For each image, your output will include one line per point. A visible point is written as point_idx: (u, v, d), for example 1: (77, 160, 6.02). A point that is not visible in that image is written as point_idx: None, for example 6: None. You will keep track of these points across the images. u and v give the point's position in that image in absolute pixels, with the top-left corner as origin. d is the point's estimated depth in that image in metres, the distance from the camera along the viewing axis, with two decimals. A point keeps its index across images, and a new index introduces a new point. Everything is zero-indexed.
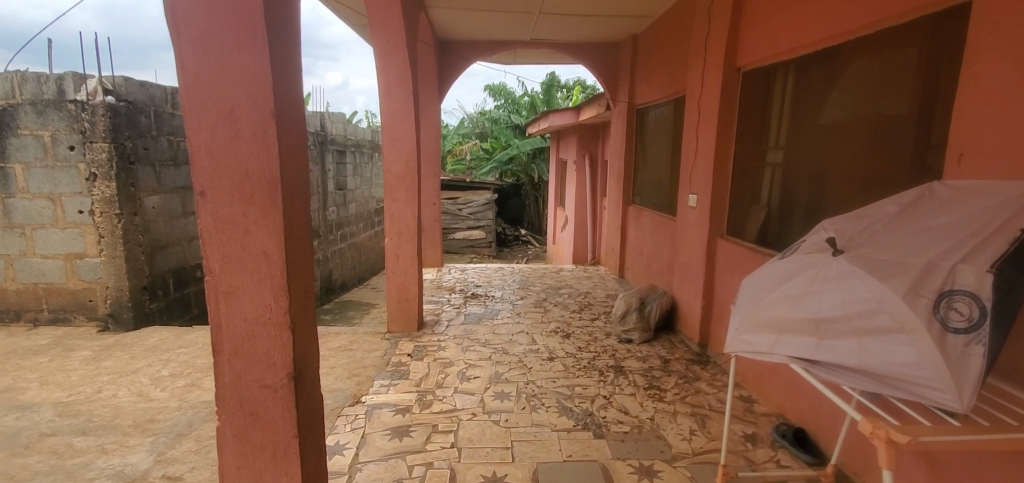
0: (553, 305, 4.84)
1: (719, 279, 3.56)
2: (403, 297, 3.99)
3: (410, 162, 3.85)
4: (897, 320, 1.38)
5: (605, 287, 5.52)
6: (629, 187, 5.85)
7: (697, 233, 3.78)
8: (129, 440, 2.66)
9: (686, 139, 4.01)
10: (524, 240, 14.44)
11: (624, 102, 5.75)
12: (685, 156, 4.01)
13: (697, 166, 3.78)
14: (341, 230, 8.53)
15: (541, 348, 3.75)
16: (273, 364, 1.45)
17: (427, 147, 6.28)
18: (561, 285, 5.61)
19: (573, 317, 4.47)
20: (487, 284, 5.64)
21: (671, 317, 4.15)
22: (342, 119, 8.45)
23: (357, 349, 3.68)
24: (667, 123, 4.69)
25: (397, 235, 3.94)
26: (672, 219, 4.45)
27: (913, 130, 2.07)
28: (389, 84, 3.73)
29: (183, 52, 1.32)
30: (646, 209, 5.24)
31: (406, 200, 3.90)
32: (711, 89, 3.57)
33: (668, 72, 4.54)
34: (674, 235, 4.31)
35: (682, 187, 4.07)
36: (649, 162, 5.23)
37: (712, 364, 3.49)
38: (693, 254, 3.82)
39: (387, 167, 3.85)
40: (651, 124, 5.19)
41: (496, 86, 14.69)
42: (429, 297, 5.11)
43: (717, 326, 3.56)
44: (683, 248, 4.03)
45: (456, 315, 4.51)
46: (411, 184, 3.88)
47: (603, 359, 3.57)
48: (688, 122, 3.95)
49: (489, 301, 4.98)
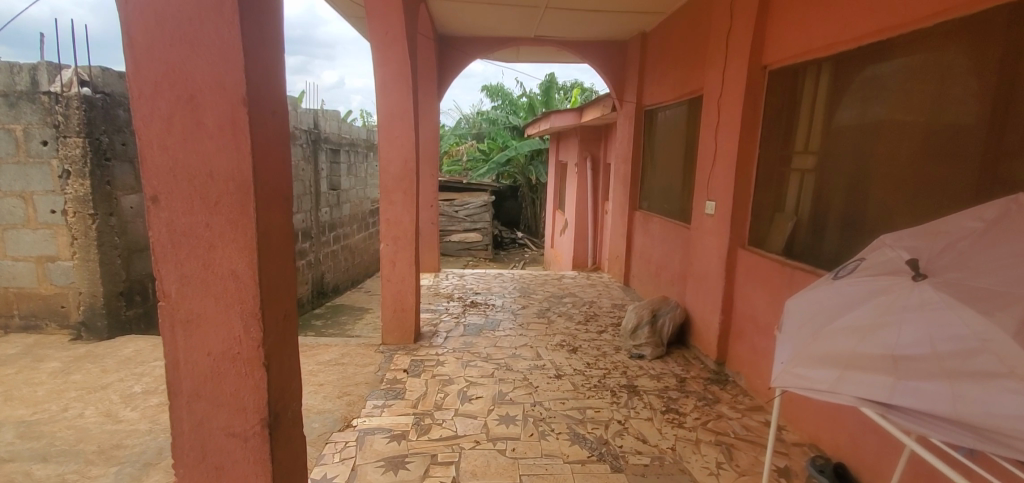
0: (556, 316, 4.58)
1: (740, 292, 3.32)
2: (399, 306, 3.72)
3: (409, 163, 3.58)
4: (1005, 364, 1.16)
5: (610, 296, 5.28)
6: (636, 192, 5.60)
7: (714, 243, 3.54)
8: (92, 470, 2.38)
9: (702, 142, 3.77)
10: (521, 242, 14.20)
11: (632, 102, 5.50)
12: (702, 160, 3.77)
13: (715, 171, 3.54)
14: (334, 231, 8.24)
15: (548, 364, 3.49)
16: (243, 408, 1.18)
17: (425, 147, 6.02)
18: (565, 293, 5.36)
19: (580, 330, 4.21)
20: (487, 291, 5.37)
21: (684, 330, 3.91)
22: (337, 116, 8.17)
23: (349, 364, 3.40)
24: (680, 125, 4.46)
25: (394, 241, 3.67)
26: (685, 226, 4.21)
27: (996, 131, 1.88)
28: (386, 79, 3.46)
29: (132, 23, 1.06)
30: (655, 215, 5.00)
31: (404, 203, 3.63)
32: (733, 88, 3.33)
33: (682, 70, 4.31)
34: (688, 243, 4.07)
35: (697, 194, 3.83)
36: (659, 166, 4.98)
37: (731, 384, 3.26)
38: (710, 265, 3.58)
39: (383, 167, 3.58)
40: (662, 126, 4.95)
41: (494, 86, 14.45)
42: (426, 304, 4.83)
43: (737, 343, 3.32)
44: (698, 258, 3.79)
45: (455, 326, 4.23)
46: (409, 187, 3.62)
47: (614, 377, 3.32)
48: (706, 124, 3.71)
49: (489, 310, 4.71)
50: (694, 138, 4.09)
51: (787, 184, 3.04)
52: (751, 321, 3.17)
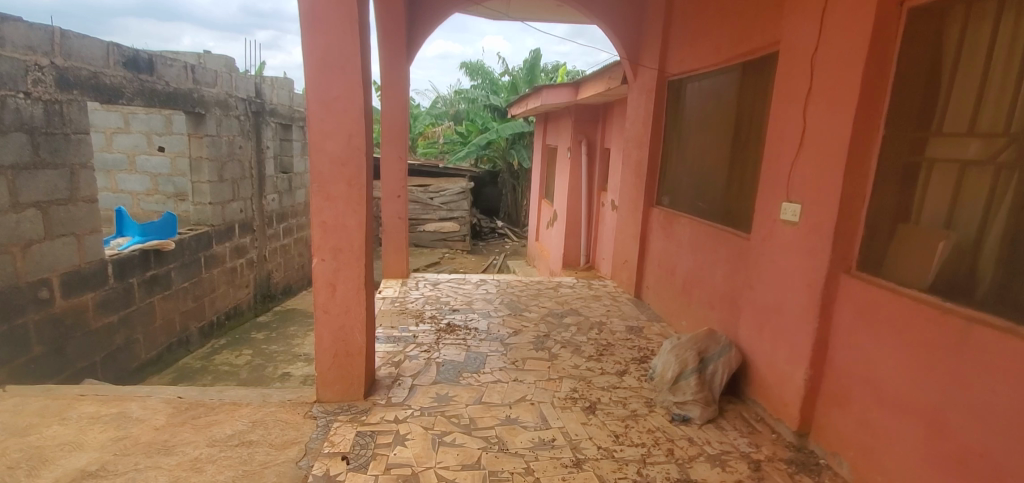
0: (559, 348, 3.47)
1: (842, 339, 2.28)
2: (342, 350, 2.56)
3: (355, 138, 2.36)
4: None
5: (621, 315, 4.19)
6: (654, 183, 4.48)
7: (796, 264, 2.47)
8: None
9: (776, 119, 2.68)
10: (500, 233, 13.07)
11: (652, 71, 4.37)
12: (774, 145, 2.68)
13: (801, 160, 2.46)
14: (283, 222, 6.94)
15: (558, 439, 2.38)
16: None
17: (390, 121, 4.78)
18: (565, 311, 4.25)
19: (594, 372, 3.12)
20: (467, 308, 4.22)
21: (740, 377, 2.86)
22: (288, 84, 6.81)
23: (259, 445, 2.23)
24: (728, 97, 3.36)
25: (334, 254, 2.47)
26: (737, 233, 3.13)
27: None
28: (318, 5, 2.24)
29: None
30: (683, 214, 3.92)
31: (349, 199, 2.42)
32: (843, 38, 2.23)
33: (734, 24, 3.21)
34: (744, 257, 2.99)
35: (764, 193, 2.76)
36: (691, 152, 3.88)
37: (829, 476, 2.24)
38: (788, 294, 2.52)
39: (315, 144, 2.35)
40: (695, 101, 3.84)
41: (473, 64, 13.25)
42: (386, 330, 3.67)
43: (836, 412, 2.30)
44: (764, 280, 2.71)
45: (424, 366, 3.09)
46: (353, 174, 2.39)
47: (659, 463, 2.24)
48: (783, 94, 2.63)
49: (470, 338, 3.57)
50: (758, 115, 2.99)
51: (932, 182, 1.98)
52: (869, 387, 2.14)
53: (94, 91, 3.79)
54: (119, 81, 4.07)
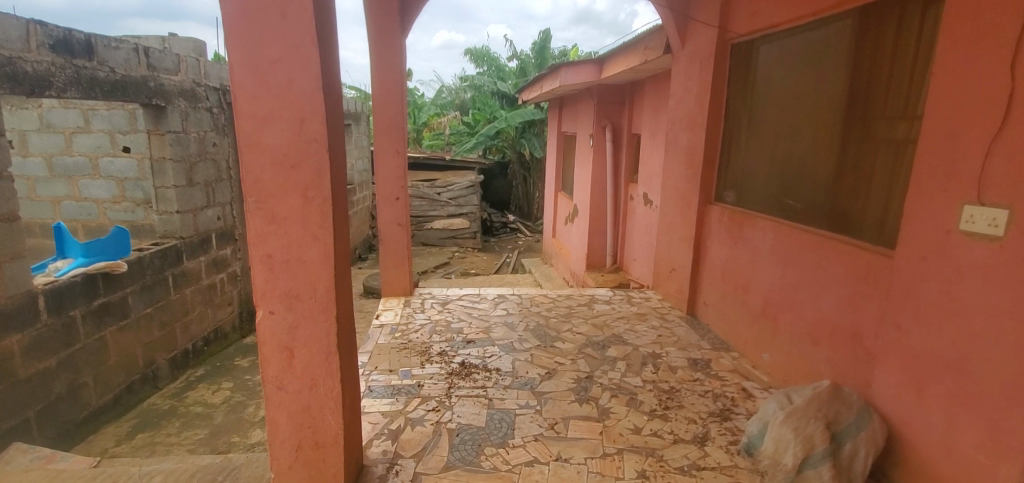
0: (609, 399, 2.61)
1: None
2: (308, 440, 1.75)
3: (308, 131, 1.51)
4: None
5: (678, 343, 3.32)
6: (713, 175, 3.58)
7: (1000, 305, 1.59)
8: None
9: (947, 81, 1.78)
10: (512, 227, 12.21)
11: (709, 32, 3.45)
12: (945, 121, 1.79)
13: (1010, 143, 1.57)
14: None
15: None
16: None
17: (384, 108, 3.91)
18: (607, 339, 3.38)
19: (663, 440, 2.26)
20: (484, 338, 3.38)
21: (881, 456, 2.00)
22: None
23: None
24: (838, 56, 2.44)
25: (288, 305, 1.64)
26: (864, 246, 2.23)
27: None
28: None
29: None
30: (761, 214, 3.03)
31: (304, 222, 1.58)
32: None
33: None
34: (882, 281, 2.10)
35: (923, 190, 1.87)
36: (770, 134, 2.99)
37: None
38: (982, 350, 1.64)
39: (249, 140, 1.51)
40: (776, 67, 2.93)
41: (477, 50, 12.40)
42: (382, 376, 2.83)
43: None
44: (928, 321, 1.83)
45: (432, 437, 2.26)
46: (308, 182, 1.55)
47: None
48: (962, 42, 1.72)
49: (490, 387, 2.72)
50: (906, 76, 2.08)
51: None
52: None
53: (9, 80, 3.10)
54: (46, 67, 3.34)
